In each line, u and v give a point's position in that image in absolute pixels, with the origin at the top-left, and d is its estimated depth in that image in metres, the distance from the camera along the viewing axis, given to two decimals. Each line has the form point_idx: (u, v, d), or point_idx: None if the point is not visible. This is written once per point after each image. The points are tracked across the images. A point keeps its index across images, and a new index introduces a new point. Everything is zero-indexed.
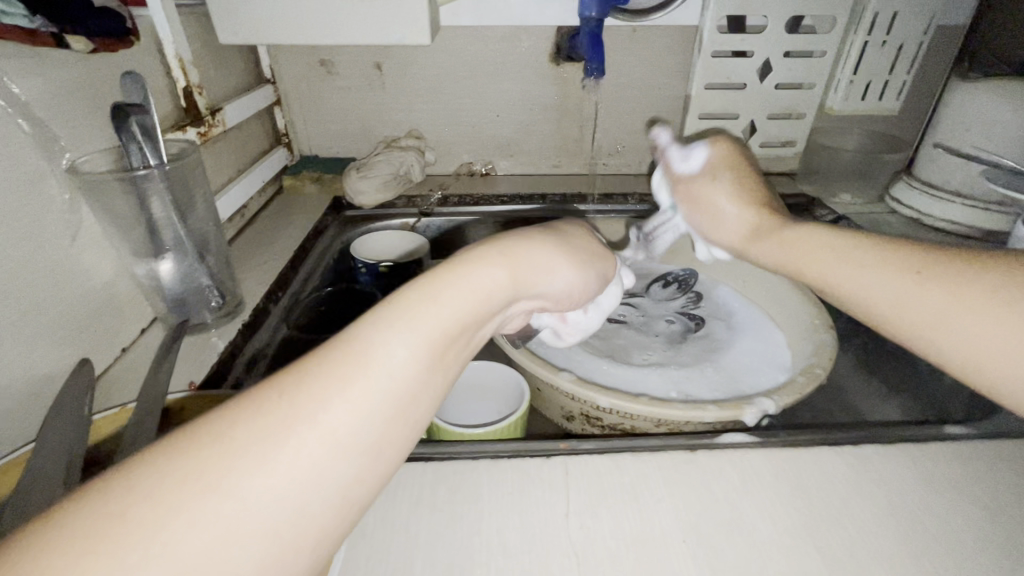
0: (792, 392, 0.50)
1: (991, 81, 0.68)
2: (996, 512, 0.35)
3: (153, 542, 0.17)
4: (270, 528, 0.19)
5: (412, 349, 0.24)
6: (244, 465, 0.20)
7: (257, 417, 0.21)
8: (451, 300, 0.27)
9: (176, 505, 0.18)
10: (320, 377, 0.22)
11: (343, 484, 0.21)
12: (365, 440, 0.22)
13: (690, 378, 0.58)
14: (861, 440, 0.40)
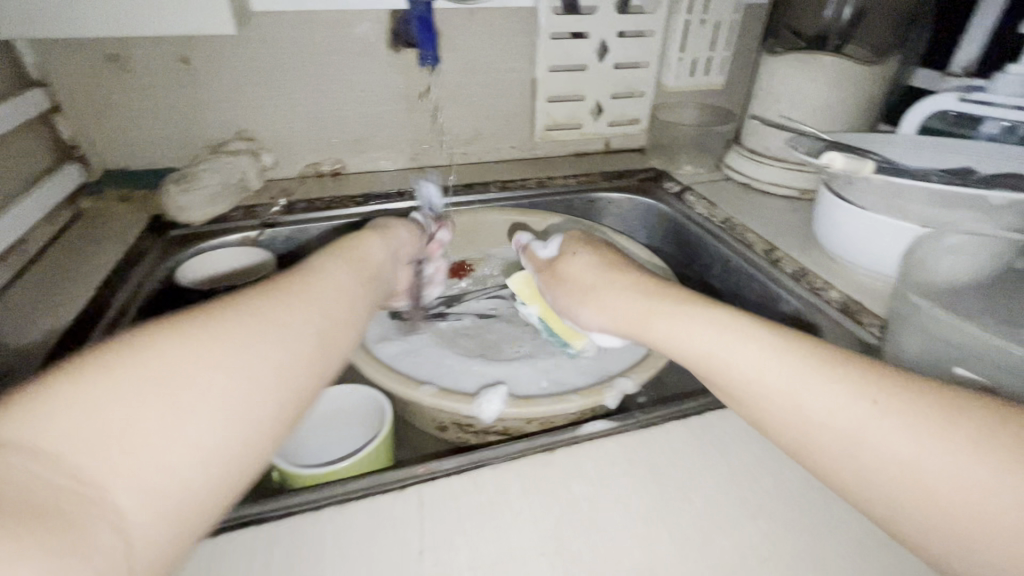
0: (648, 366, 0.52)
1: (792, 54, 0.76)
2: None
3: (199, 328, 0.28)
4: (275, 351, 0.30)
5: (340, 266, 0.40)
6: (254, 305, 0.31)
7: (249, 291, 0.32)
8: (352, 249, 0.43)
9: (200, 323, 0.28)
10: (287, 277, 0.35)
11: (318, 331, 0.33)
12: (328, 306, 0.35)
13: (559, 364, 0.59)
14: (704, 408, 0.42)
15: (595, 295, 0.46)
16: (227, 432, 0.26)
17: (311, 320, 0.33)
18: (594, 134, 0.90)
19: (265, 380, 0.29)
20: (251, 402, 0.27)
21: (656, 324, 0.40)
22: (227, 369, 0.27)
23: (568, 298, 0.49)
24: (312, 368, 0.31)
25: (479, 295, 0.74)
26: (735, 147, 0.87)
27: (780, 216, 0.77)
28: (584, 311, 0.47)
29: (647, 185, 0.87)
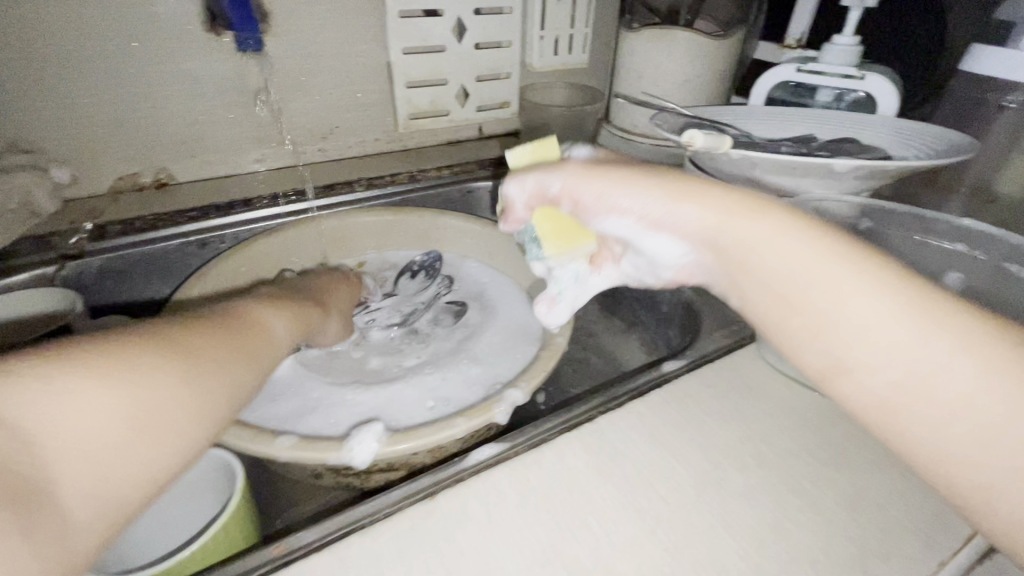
0: (538, 371, 0.49)
1: (648, 30, 0.76)
2: (708, 446, 0.37)
3: (176, 350, 0.31)
4: (215, 391, 0.32)
5: (277, 317, 0.42)
6: (217, 339, 0.34)
7: (195, 324, 0.34)
8: (289, 303, 0.46)
9: (174, 346, 0.31)
10: (235, 318, 0.38)
11: (256, 379, 0.35)
12: (268, 352, 0.38)
13: (445, 379, 0.54)
14: (595, 414, 0.39)
15: (687, 186, 0.32)
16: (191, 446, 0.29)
17: (251, 369, 0.35)
18: (463, 120, 0.85)
19: (204, 415, 0.30)
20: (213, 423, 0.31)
21: (768, 230, 0.30)
22: (174, 400, 0.29)
23: (622, 184, 0.33)
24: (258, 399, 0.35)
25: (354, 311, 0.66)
26: (606, 126, 0.86)
27: None
28: (665, 204, 0.32)
29: None
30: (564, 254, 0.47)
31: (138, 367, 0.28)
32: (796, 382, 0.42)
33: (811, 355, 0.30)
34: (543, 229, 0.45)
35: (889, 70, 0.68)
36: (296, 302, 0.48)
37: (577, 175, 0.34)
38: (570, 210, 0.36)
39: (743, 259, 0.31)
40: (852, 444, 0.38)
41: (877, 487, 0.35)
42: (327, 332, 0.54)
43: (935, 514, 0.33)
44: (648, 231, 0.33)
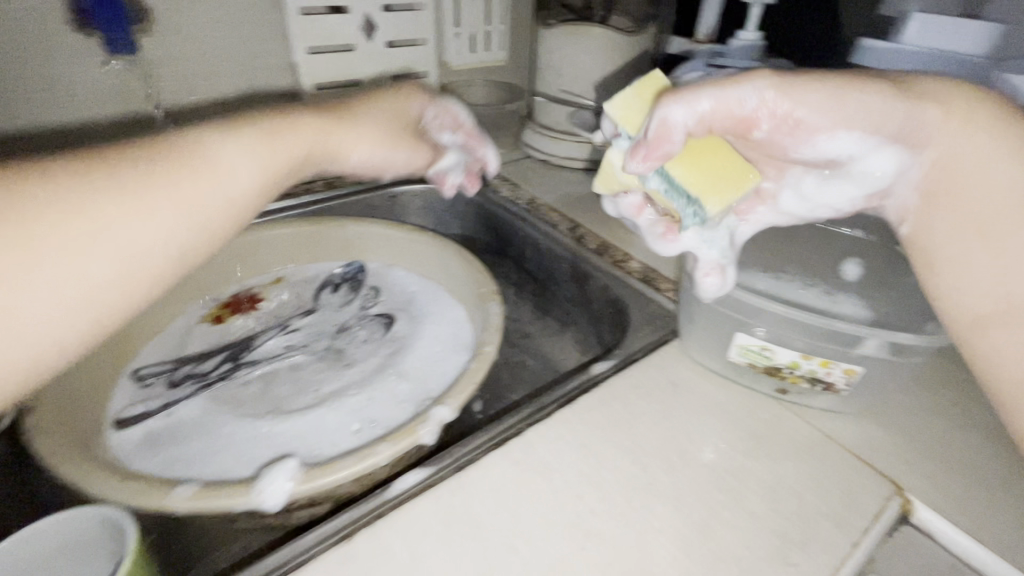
0: (467, 384, 0.47)
1: (563, 26, 0.77)
2: (635, 450, 0.37)
3: (25, 207, 0.24)
4: (105, 263, 0.27)
5: (223, 155, 0.32)
6: (92, 194, 0.26)
7: (94, 161, 0.27)
8: (265, 136, 0.35)
9: (30, 205, 0.25)
10: (149, 160, 0.29)
11: (182, 239, 0.30)
12: (197, 200, 0.30)
13: (371, 400, 0.51)
14: (522, 427, 0.38)
15: (937, 100, 0.36)
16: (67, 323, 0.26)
17: (174, 228, 0.29)
18: None
19: (85, 289, 0.26)
20: (99, 289, 0.27)
21: (982, 166, 0.36)
22: (39, 275, 0.24)
23: (835, 97, 0.35)
24: (175, 262, 0.30)
25: (271, 331, 0.61)
26: (530, 124, 0.85)
27: (580, 190, 0.78)
28: (905, 115, 0.35)
29: None
30: (730, 202, 0.35)
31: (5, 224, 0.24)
32: (718, 376, 0.43)
33: (980, 280, 0.37)
34: (682, 175, 0.36)
35: (789, 65, 0.71)
36: (280, 135, 0.36)
37: (783, 85, 0.34)
38: (773, 123, 0.35)
39: (963, 174, 0.37)
40: (770, 433, 0.39)
41: (794, 475, 0.36)
42: (337, 160, 0.42)
43: (847, 495, 0.35)
44: (871, 143, 0.36)
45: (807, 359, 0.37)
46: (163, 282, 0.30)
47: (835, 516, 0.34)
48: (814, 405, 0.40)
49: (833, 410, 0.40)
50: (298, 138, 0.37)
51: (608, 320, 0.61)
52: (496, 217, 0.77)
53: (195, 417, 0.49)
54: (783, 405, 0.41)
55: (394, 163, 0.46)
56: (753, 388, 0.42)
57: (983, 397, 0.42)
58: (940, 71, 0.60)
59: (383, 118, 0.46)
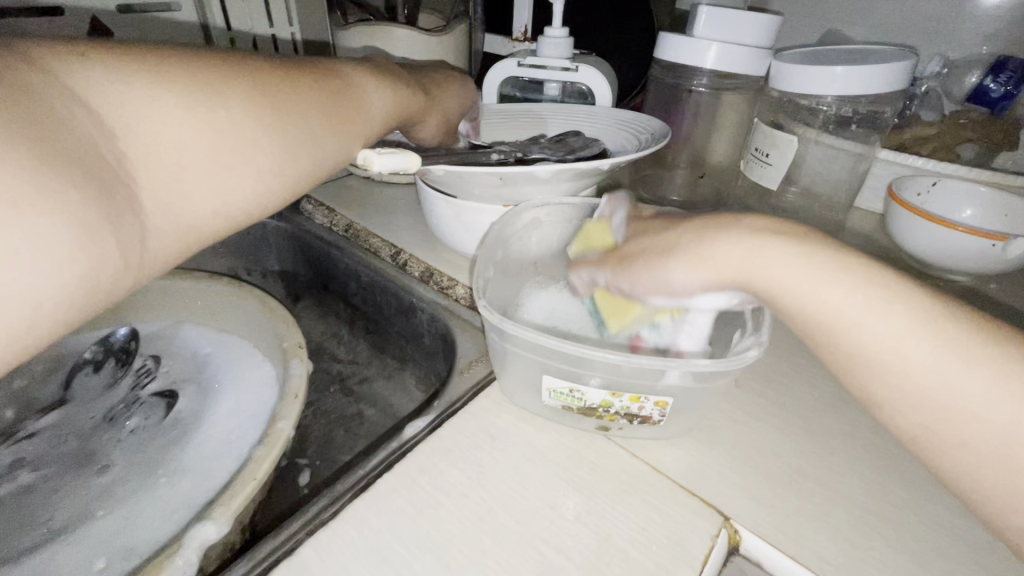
0: (246, 481, 0.37)
1: (361, 26, 0.69)
2: (441, 540, 0.31)
3: (274, 96, 0.33)
4: (314, 151, 0.36)
5: (387, 86, 0.44)
6: (312, 101, 0.36)
7: (319, 78, 0.38)
8: (405, 87, 0.46)
9: (280, 95, 0.34)
10: (342, 77, 0.40)
11: (351, 153, 0.39)
12: (373, 118, 0.41)
13: (129, 518, 0.40)
14: (302, 537, 0.31)
15: (717, 243, 0.31)
16: (280, 188, 0.34)
17: (349, 144, 0.39)
18: None
19: (303, 167, 0.35)
20: (303, 170, 0.35)
21: (787, 274, 0.28)
22: (281, 151, 0.34)
23: (652, 260, 0.34)
24: (340, 166, 0.39)
25: None
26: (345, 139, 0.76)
27: (405, 208, 0.70)
28: (680, 276, 0.32)
29: None
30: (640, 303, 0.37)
31: (270, 107, 0.33)
32: (542, 418, 0.38)
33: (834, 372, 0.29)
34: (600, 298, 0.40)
35: (603, 62, 0.69)
36: (411, 89, 0.46)
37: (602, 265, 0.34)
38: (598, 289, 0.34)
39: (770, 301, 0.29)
40: (596, 477, 0.35)
41: (620, 527, 0.32)
42: (424, 133, 0.51)
43: (673, 539, 0.31)
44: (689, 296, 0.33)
45: (618, 397, 0.32)
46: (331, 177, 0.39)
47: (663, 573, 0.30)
48: (637, 435, 0.37)
49: (657, 436, 0.37)
50: (416, 98, 0.47)
51: (441, 355, 0.54)
52: (313, 249, 0.67)
53: None
54: (610, 440, 0.37)
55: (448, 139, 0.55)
56: (576, 426, 0.37)
57: (796, 388, 0.42)
58: (733, 61, 0.62)
59: (465, 84, 0.57)
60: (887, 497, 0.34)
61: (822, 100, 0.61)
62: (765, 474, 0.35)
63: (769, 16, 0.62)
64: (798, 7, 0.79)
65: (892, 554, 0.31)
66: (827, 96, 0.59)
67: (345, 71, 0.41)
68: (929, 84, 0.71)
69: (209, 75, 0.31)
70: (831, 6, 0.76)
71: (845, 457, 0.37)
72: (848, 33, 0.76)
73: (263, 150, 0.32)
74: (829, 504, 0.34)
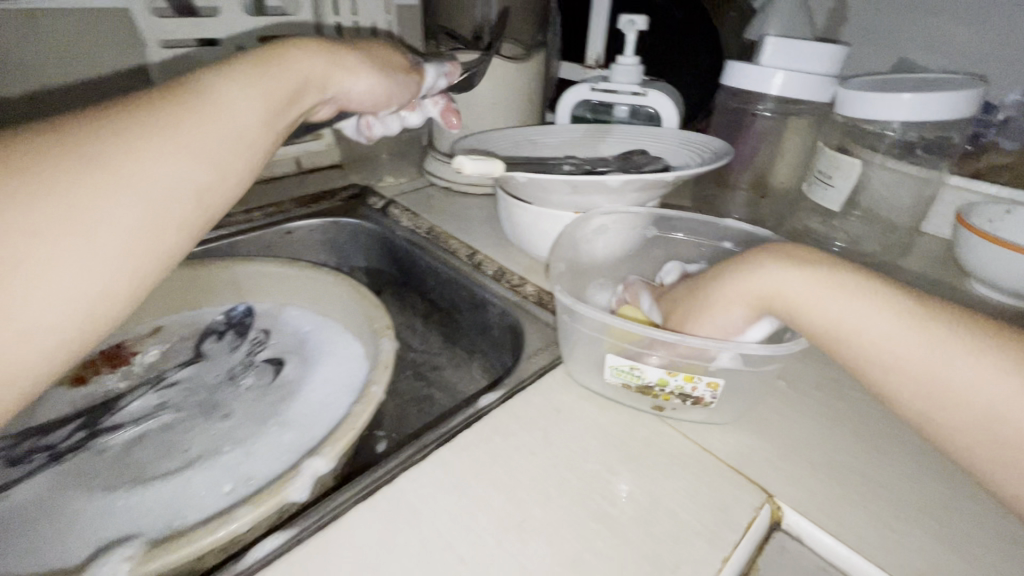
0: (346, 429, 0.44)
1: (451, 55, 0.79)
2: (513, 485, 0.36)
3: (34, 175, 0.25)
4: (130, 211, 0.28)
5: (237, 95, 0.34)
6: (94, 153, 0.27)
7: (112, 117, 0.28)
8: (257, 71, 0.36)
9: (47, 170, 0.26)
10: (151, 108, 0.30)
11: (198, 178, 0.31)
12: (219, 143, 0.32)
13: (248, 454, 0.48)
14: (398, 471, 0.37)
15: (734, 277, 0.36)
16: (109, 270, 0.28)
17: (190, 173, 0.31)
18: None
19: (130, 235, 0.28)
20: (123, 240, 0.28)
21: (794, 287, 0.32)
22: (77, 231, 0.26)
23: (692, 310, 0.39)
24: (189, 211, 0.31)
25: (141, 389, 0.56)
26: (431, 153, 0.86)
27: (480, 216, 0.78)
28: (714, 314, 0.37)
29: (350, 205, 0.80)
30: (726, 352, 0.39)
31: (39, 181, 0.25)
32: (602, 399, 0.43)
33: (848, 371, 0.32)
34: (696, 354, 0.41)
35: (670, 88, 0.74)
36: (269, 68, 0.37)
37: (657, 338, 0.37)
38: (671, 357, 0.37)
39: (790, 315, 0.33)
40: (651, 451, 0.39)
41: (672, 494, 0.36)
42: (347, 81, 0.44)
43: (720, 508, 0.35)
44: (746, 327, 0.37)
45: (673, 376, 0.37)
46: (199, 223, 0.32)
47: (708, 531, 0.33)
48: (691, 418, 0.41)
49: (709, 421, 0.41)
50: (285, 73, 0.38)
51: (508, 345, 0.60)
52: (397, 248, 0.75)
53: (36, 497, 0.44)
54: (662, 421, 0.41)
55: (387, 103, 0.49)
56: (634, 406, 0.42)
57: (846, 393, 0.44)
58: (798, 88, 0.65)
59: (381, 54, 0.48)
60: (932, 493, 0.36)
61: (887, 126, 0.63)
62: (809, 461, 0.38)
63: (836, 47, 0.65)
64: (870, 37, 0.81)
65: (930, 540, 0.33)
66: (894, 122, 0.61)
67: (161, 83, 0.32)
68: (1008, 113, 0.71)
69: None
70: (904, 37, 0.78)
71: (891, 456, 0.39)
72: (922, 63, 0.77)
73: (50, 250, 0.25)
74: (871, 495, 0.36)
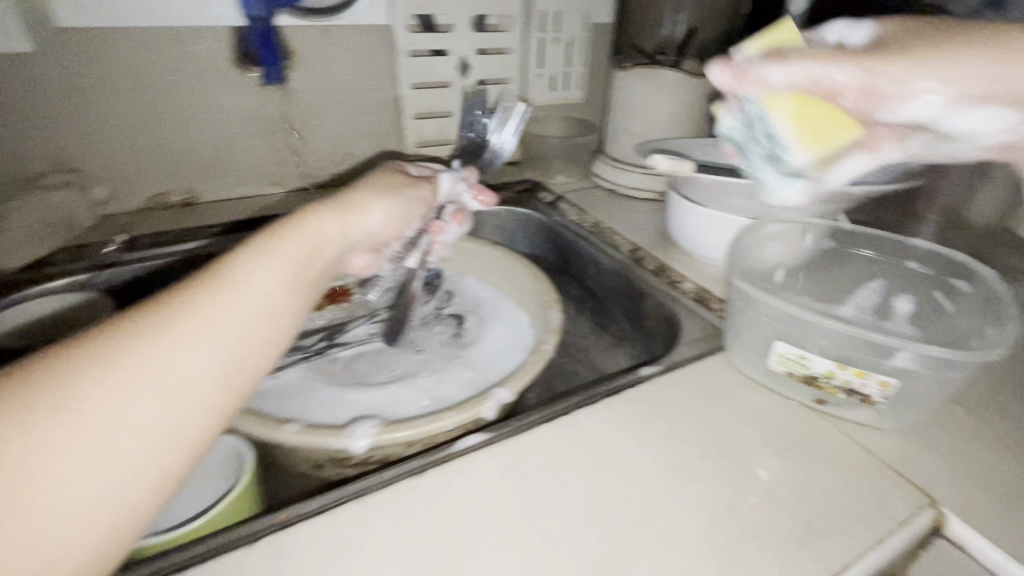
0: (524, 374, 0.53)
1: (637, 69, 0.85)
2: (674, 438, 0.41)
3: (50, 395, 0.23)
4: (154, 413, 0.25)
5: (269, 262, 0.32)
6: (117, 354, 0.25)
7: (136, 317, 0.27)
8: (284, 237, 0.35)
9: (65, 387, 0.24)
10: (177, 298, 0.28)
11: (230, 356, 0.28)
12: (251, 317, 0.30)
13: (440, 381, 0.59)
14: (577, 405, 0.43)
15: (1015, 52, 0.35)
16: (127, 486, 0.24)
17: (215, 353, 0.28)
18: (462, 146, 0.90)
19: (154, 437, 0.25)
20: (146, 446, 0.25)
21: None
22: (95, 446, 0.23)
23: (941, 52, 0.35)
24: (221, 393, 0.28)
25: (360, 319, 0.70)
26: (601, 157, 0.93)
27: (641, 219, 0.83)
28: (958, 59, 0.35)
29: (524, 196, 0.90)
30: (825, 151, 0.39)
31: (54, 388, 0.23)
32: (760, 385, 0.46)
33: None
34: (788, 125, 0.38)
35: None
36: (291, 233, 0.35)
37: (863, 61, 0.35)
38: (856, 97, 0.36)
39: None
40: (809, 439, 0.41)
41: (828, 478, 0.38)
42: (365, 223, 0.43)
43: (877, 499, 0.37)
44: (958, 109, 0.37)
45: (843, 369, 0.40)
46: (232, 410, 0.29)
47: (862, 512, 0.36)
48: (852, 419, 0.42)
49: (871, 425, 0.42)
50: (304, 238, 0.36)
51: (660, 335, 0.65)
52: (562, 238, 0.83)
53: (295, 382, 0.59)
54: (819, 414, 0.43)
55: (410, 216, 0.50)
56: (790, 397, 0.44)
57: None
58: None
59: (391, 183, 0.50)
60: None
61: None
62: (981, 482, 0.38)
63: None
64: None
65: None
66: None
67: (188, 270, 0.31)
68: None
69: None
70: None
71: None
72: None
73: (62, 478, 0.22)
74: None
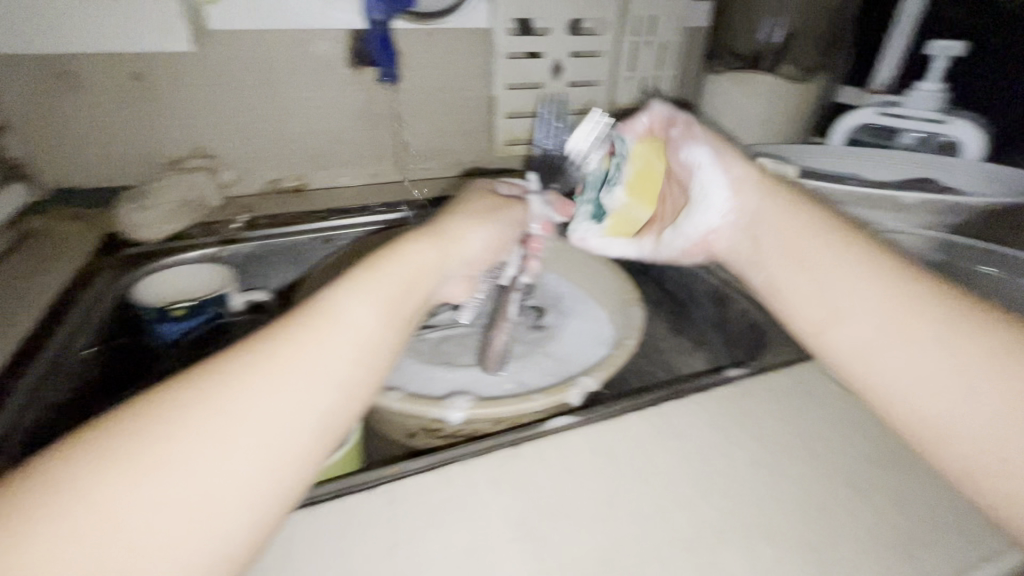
0: (608, 365, 0.54)
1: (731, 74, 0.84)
2: (764, 437, 0.41)
3: (160, 442, 0.24)
4: (252, 463, 0.25)
5: (363, 298, 0.32)
6: (221, 402, 0.26)
7: (240, 362, 0.27)
8: (379, 272, 0.34)
9: (174, 435, 0.24)
10: (274, 343, 0.28)
11: (324, 402, 0.28)
12: (344, 360, 0.29)
13: (523, 367, 0.62)
14: (665, 397, 0.44)
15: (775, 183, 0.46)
16: (230, 535, 0.24)
17: (311, 399, 0.28)
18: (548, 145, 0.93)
19: (253, 485, 0.25)
20: (246, 497, 0.25)
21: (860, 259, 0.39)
22: (201, 496, 0.24)
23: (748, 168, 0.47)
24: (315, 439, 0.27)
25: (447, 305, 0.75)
26: None
27: None
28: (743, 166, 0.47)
29: None
30: (635, 204, 0.51)
31: (168, 436, 0.24)
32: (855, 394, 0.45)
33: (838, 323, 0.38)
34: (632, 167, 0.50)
35: (977, 119, 0.69)
36: (385, 266, 0.35)
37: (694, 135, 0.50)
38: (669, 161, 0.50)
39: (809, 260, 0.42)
40: (908, 452, 0.40)
41: (928, 491, 0.37)
42: (461, 250, 0.42)
43: (983, 518, 0.36)
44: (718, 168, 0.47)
45: None
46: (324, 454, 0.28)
47: (965, 529, 0.35)
48: None
49: None
50: (398, 271, 0.35)
51: (743, 340, 0.64)
52: None
53: None
54: None
55: (504, 241, 0.47)
56: None
57: None
58: None
59: (488, 205, 0.47)
60: None
61: None
62: None
63: None
64: None
65: None
66: None
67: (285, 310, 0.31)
68: None
69: (64, 479, 0.22)
70: None
71: None
72: None
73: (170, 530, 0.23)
74: None
